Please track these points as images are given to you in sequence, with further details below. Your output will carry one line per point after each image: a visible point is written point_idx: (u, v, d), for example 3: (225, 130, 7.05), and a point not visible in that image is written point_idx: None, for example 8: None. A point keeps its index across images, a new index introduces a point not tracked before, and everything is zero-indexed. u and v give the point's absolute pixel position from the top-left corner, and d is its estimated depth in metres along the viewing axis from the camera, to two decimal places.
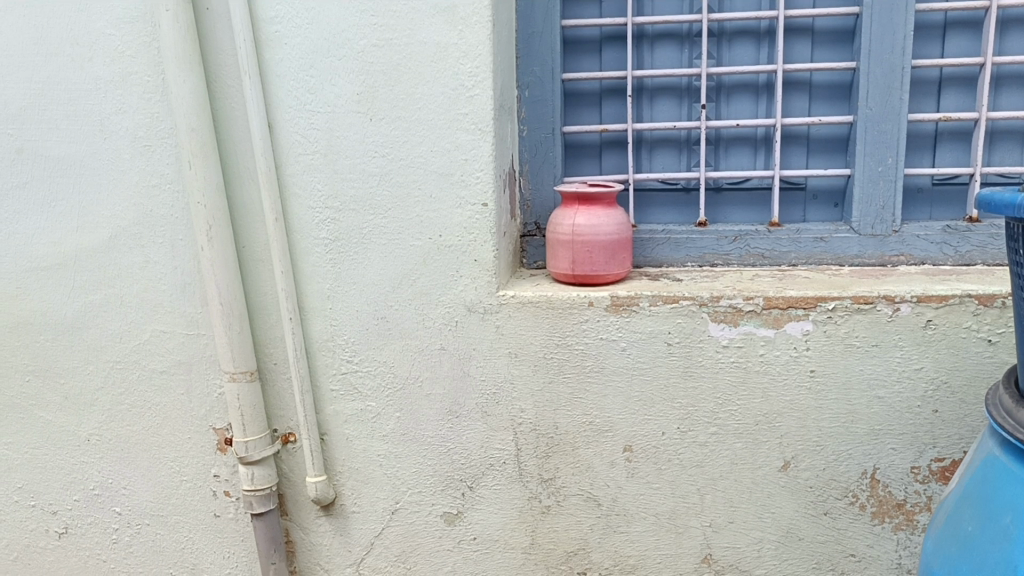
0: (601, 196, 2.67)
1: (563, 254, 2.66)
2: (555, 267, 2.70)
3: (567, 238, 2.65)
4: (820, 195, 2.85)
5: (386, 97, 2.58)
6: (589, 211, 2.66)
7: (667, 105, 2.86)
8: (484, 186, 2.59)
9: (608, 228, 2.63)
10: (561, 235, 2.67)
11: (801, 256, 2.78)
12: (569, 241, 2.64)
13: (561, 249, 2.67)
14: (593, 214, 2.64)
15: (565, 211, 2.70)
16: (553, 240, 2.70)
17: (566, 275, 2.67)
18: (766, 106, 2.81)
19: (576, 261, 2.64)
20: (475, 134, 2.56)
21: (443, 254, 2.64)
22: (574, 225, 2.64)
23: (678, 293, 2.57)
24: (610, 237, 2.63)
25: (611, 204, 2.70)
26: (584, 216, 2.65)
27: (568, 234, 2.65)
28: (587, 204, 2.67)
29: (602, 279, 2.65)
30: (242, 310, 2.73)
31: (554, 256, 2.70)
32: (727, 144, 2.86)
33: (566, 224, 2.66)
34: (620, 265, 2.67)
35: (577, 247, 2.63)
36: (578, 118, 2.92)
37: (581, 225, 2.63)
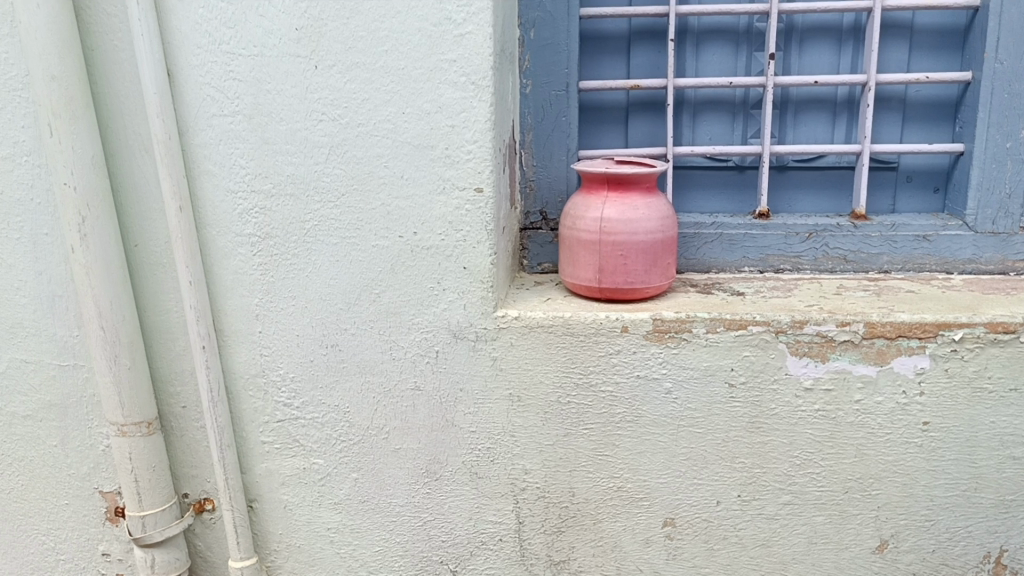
0: (640, 180, 1.92)
1: (588, 262, 1.92)
2: (573, 278, 1.97)
3: (594, 239, 1.90)
4: (915, 176, 2.17)
5: (339, 35, 1.80)
6: (623, 201, 1.90)
7: (718, 54, 2.13)
8: (478, 165, 1.83)
9: (648, 225, 1.89)
10: (584, 234, 1.92)
11: (896, 260, 2.09)
12: (594, 243, 1.90)
13: (584, 255, 1.93)
14: (630, 207, 1.89)
15: (587, 200, 1.94)
16: (571, 240, 1.95)
17: (588, 289, 1.94)
18: (852, 57, 2.10)
19: (604, 270, 1.91)
20: (465, 91, 1.80)
21: (420, 259, 1.89)
22: (603, 222, 1.89)
23: (745, 315, 1.86)
24: (651, 236, 1.89)
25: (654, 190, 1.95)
26: (615, 208, 1.89)
27: (594, 234, 1.90)
28: (620, 191, 1.92)
29: (639, 295, 1.92)
30: (134, 336, 1.93)
31: (572, 263, 1.96)
32: (797, 108, 2.14)
33: (591, 220, 1.91)
34: (665, 275, 1.94)
35: (606, 251, 1.89)
36: (599, 70, 2.16)
37: (614, 222, 1.88)
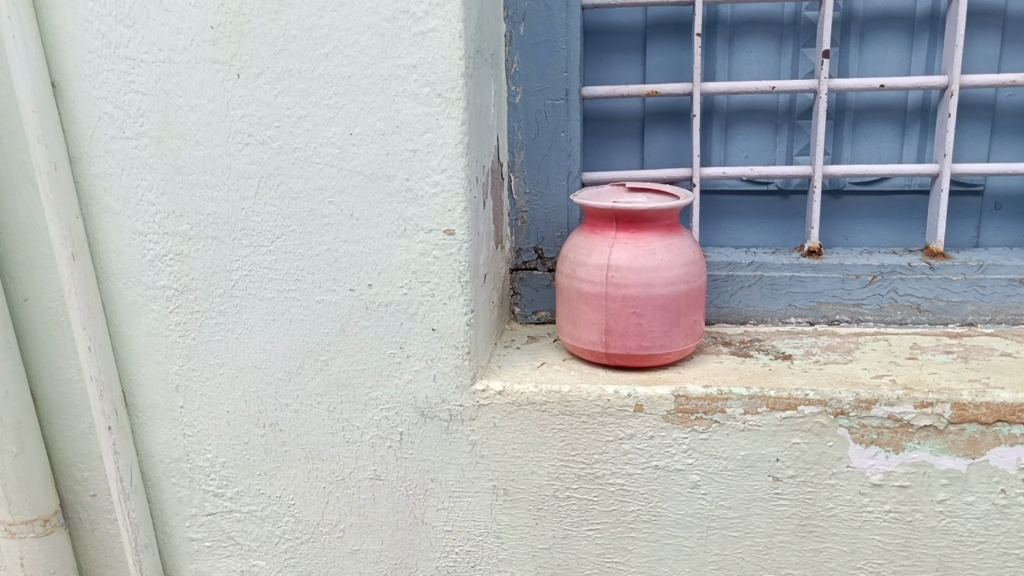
0: (658, 216, 1.49)
1: (591, 322, 1.50)
2: (573, 340, 1.55)
3: (599, 293, 1.48)
4: (1005, 205, 1.73)
5: (267, 34, 1.39)
6: (636, 243, 1.48)
7: (756, 50, 1.70)
8: (448, 200, 1.42)
9: (669, 273, 1.47)
10: (586, 286, 1.49)
11: (984, 310, 1.66)
12: (599, 297, 1.48)
13: (587, 312, 1.50)
14: (645, 251, 1.47)
15: (591, 241, 1.52)
16: (569, 292, 1.53)
17: (592, 354, 1.53)
18: (927, 53, 1.67)
19: (612, 331, 1.49)
20: (430, 105, 1.38)
21: (377, 319, 1.48)
22: (611, 271, 1.47)
23: (794, 391, 1.45)
24: (673, 288, 1.47)
25: (676, 228, 1.53)
26: (627, 253, 1.47)
27: (600, 286, 1.48)
28: (632, 230, 1.49)
29: (658, 362, 1.51)
30: (23, 415, 1.54)
31: (571, 321, 1.54)
32: (856, 117, 1.71)
33: (595, 269, 1.48)
34: (690, 338, 1.52)
35: (614, 307, 1.47)
36: (606, 72, 1.74)
37: (625, 270, 1.46)
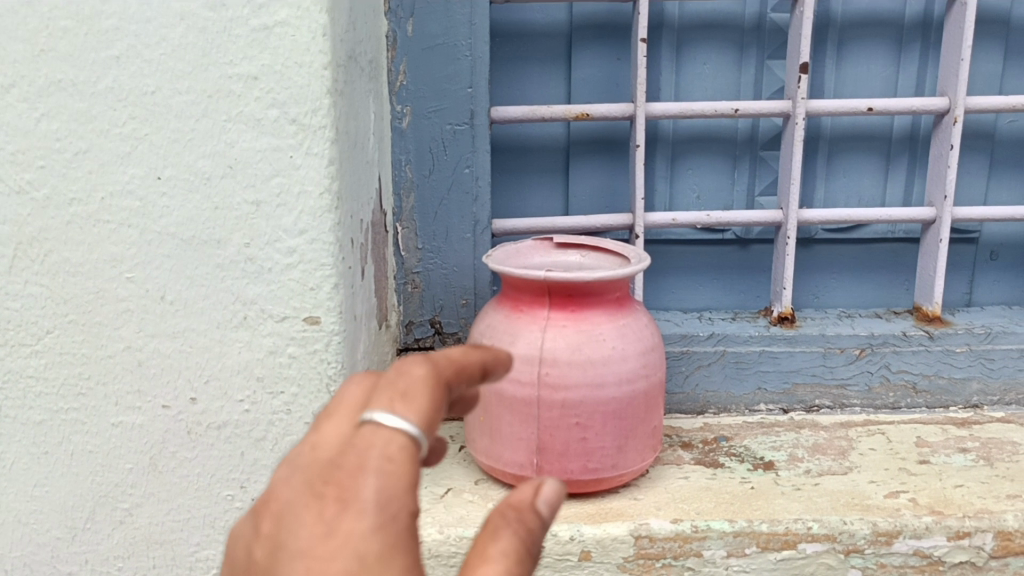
0: (605, 287, 1.08)
1: (517, 436, 1.08)
2: (490, 459, 1.11)
3: (528, 397, 1.06)
4: (1003, 253, 1.42)
5: (19, 26, 0.90)
6: (576, 325, 1.07)
7: (711, 61, 1.33)
8: (308, 275, 0.96)
9: (624, 367, 1.06)
10: (509, 388, 1.07)
11: (990, 389, 1.34)
12: (529, 403, 1.05)
13: (511, 424, 1.08)
14: (589, 338, 1.06)
15: (512, 324, 1.09)
16: (484, 396, 1.10)
17: (516, 478, 1.10)
18: (917, 69, 1.34)
19: (546, 450, 1.07)
20: (280, 136, 0.92)
21: (205, 450, 1.01)
22: (543, 367, 1.05)
23: (792, 522, 1.07)
24: (629, 387, 1.07)
25: (625, 300, 1.12)
26: (565, 342, 1.05)
27: (528, 388, 1.05)
28: (569, 307, 1.07)
29: (607, 486, 1.10)
30: None
31: (487, 434, 1.11)
32: (830, 149, 1.37)
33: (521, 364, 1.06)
34: (649, 450, 1.12)
35: (550, 418, 1.05)
36: (519, 88, 1.32)
37: (563, 367, 1.04)
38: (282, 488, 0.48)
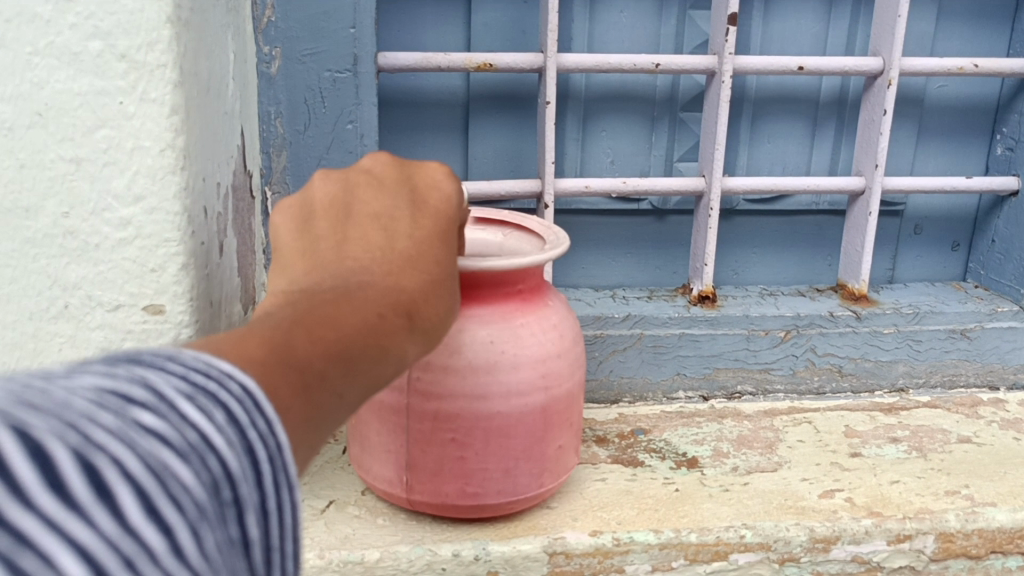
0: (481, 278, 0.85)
1: (377, 446, 0.90)
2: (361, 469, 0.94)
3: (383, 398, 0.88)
4: (926, 227, 1.35)
5: None
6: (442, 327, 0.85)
7: (628, 8, 1.18)
8: (148, 254, 0.77)
9: (514, 378, 0.85)
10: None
11: (916, 372, 1.26)
12: (398, 411, 0.87)
13: (372, 429, 0.90)
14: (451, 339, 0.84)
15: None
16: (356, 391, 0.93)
17: (387, 496, 0.93)
18: (848, 25, 1.23)
19: (416, 469, 0.89)
20: (104, 76, 0.72)
21: None
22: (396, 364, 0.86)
23: (724, 531, 0.95)
24: (518, 407, 0.86)
25: (521, 298, 0.89)
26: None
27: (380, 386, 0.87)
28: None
29: (493, 513, 0.91)
30: None
31: (355, 439, 0.94)
32: (755, 111, 1.25)
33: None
34: (540, 479, 0.91)
35: (420, 432, 0.87)
36: (410, 31, 1.14)
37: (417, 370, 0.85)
38: (276, 312, 0.48)
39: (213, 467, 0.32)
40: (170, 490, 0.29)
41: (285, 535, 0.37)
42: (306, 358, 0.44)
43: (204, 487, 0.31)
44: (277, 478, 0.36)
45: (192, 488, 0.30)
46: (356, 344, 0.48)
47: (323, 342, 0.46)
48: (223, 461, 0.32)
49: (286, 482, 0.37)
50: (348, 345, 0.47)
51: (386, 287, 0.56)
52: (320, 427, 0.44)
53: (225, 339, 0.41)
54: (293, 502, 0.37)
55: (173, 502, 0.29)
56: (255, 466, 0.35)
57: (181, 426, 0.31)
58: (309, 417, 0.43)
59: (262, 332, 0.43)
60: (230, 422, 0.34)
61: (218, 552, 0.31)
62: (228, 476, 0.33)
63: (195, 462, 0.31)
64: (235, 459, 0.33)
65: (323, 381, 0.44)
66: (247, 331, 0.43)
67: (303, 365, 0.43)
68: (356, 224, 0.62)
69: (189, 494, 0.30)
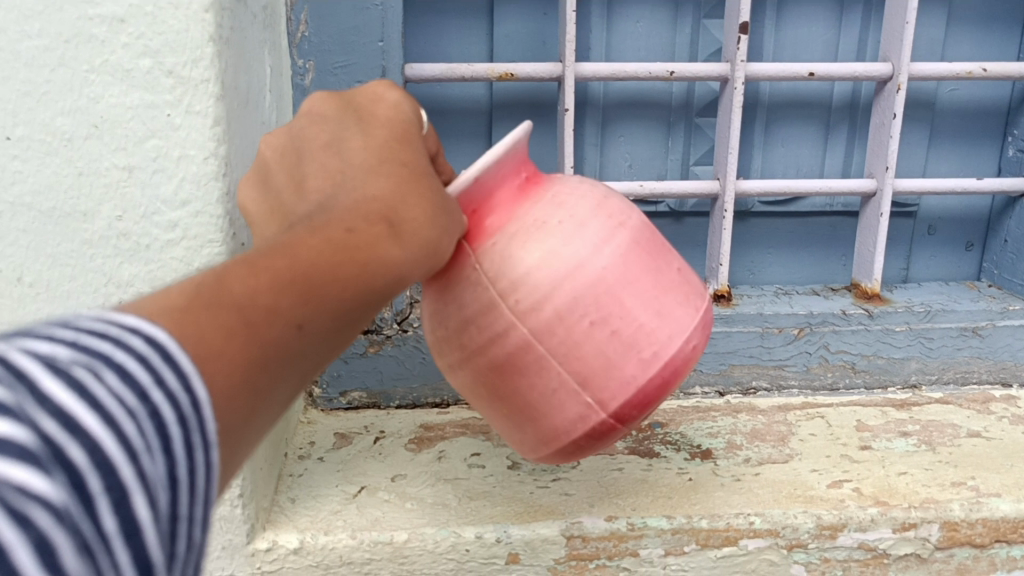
0: (483, 203, 0.74)
1: (509, 426, 0.78)
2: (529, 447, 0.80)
3: (475, 385, 0.77)
4: (940, 227, 1.38)
5: None
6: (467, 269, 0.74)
7: (644, 18, 1.24)
8: (193, 253, 0.83)
9: (598, 236, 0.73)
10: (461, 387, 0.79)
11: (929, 368, 1.29)
12: (522, 354, 0.73)
13: (496, 415, 0.78)
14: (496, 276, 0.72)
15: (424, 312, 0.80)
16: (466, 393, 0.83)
17: (586, 438, 0.74)
18: (859, 32, 1.27)
19: (586, 384, 0.72)
20: (154, 90, 0.79)
21: None
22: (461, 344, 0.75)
23: (734, 517, 0.99)
24: (616, 251, 0.73)
25: (534, 187, 0.77)
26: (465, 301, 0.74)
27: (468, 376, 0.76)
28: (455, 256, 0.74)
29: (683, 365, 0.75)
30: None
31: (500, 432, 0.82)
32: (769, 116, 1.29)
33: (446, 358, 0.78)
34: (691, 304, 0.76)
35: (549, 353, 0.72)
36: (437, 43, 1.20)
37: (488, 333, 0.73)
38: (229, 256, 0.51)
39: (71, 459, 0.31)
40: (8, 503, 0.28)
41: (195, 502, 0.36)
42: (247, 294, 0.45)
43: (62, 486, 0.30)
44: (179, 443, 0.36)
45: (53, 495, 0.29)
46: (314, 270, 0.49)
47: (270, 275, 0.47)
48: (87, 450, 0.31)
49: (185, 454, 0.36)
50: (303, 273, 0.49)
51: (345, 205, 0.56)
52: (269, 366, 0.46)
53: (147, 298, 0.41)
54: (208, 460, 0.37)
55: (16, 517, 0.28)
56: (140, 444, 0.33)
57: (33, 423, 0.30)
58: (253, 351, 0.44)
59: (195, 280, 0.44)
60: (118, 387, 0.33)
61: (86, 545, 0.30)
62: (97, 465, 0.31)
63: (50, 465, 0.30)
64: (108, 442, 0.32)
65: (272, 317, 0.46)
66: (176, 283, 0.44)
67: (242, 305, 0.44)
68: (312, 161, 0.64)
69: (40, 503, 0.28)
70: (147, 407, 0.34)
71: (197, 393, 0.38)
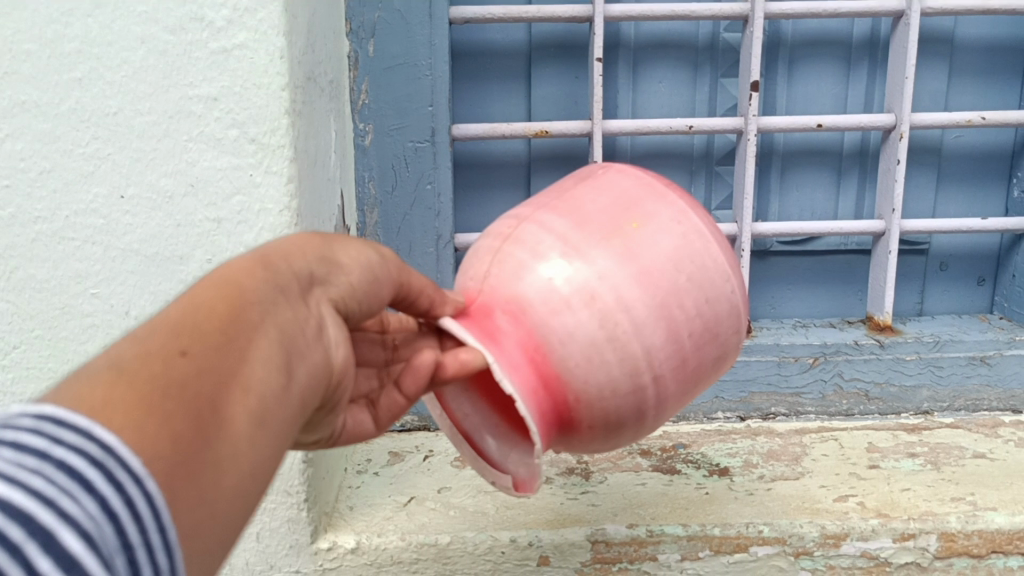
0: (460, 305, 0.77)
1: (655, 229, 0.75)
2: (697, 235, 0.77)
3: (606, 255, 0.74)
4: (952, 263, 1.47)
5: None
6: (489, 313, 0.75)
7: (666, 79, 1.38)
8: None
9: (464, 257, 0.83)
10: (632, 279, 0.73)
11: (940, 395, 1.38)
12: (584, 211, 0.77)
13: (655, 242, 0.75)
14: (512, 282, 0.75)
15: (583, 368, 0.73)
16: (674, 346, 0.74)
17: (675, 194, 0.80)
18: (866, 85, 1.39)
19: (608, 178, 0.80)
20: (239, 155, 0.95)
21: None
22: (561, 294, 0.73)
23: (745, 525, 1.10)
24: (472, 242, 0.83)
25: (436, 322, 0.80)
26: (530, 296, 0.74)
27: (591, 258, 0.74)
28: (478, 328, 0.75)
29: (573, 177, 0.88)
30: None
31: (705, 290, 0.76)
32: (784, 164, 1.41)
33: (611, 322, 0.72)
34: None
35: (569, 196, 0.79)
36: (481, 105, 1.36)
37: (565, 263, 0.74)
38: None
39: None
40: None
41: (145, 528, 0.43)
42: (111, 364, 0.49)
43: None
44: (100, 482, 0.41)
45: None
46: (173, 323, 0.53)
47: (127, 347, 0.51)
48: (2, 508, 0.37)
49: (112, 489, 0.42)
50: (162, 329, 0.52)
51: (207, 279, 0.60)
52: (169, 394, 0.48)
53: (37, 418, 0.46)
54: (145, 492, 0.43)
55: None
56: (55, 490, 0.39)
57: None
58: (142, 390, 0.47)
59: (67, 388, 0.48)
60: (16, 455, 0.40)
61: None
62: (12, 517, 0.37)
63: None
64: (19, 497, 0.38)
65: (142, 362, 0.49)
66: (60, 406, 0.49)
67: (109, 371, 0.48)
68: None
69: None
70: (52, 463, 0.40)
71: (102, 440, 0.43)
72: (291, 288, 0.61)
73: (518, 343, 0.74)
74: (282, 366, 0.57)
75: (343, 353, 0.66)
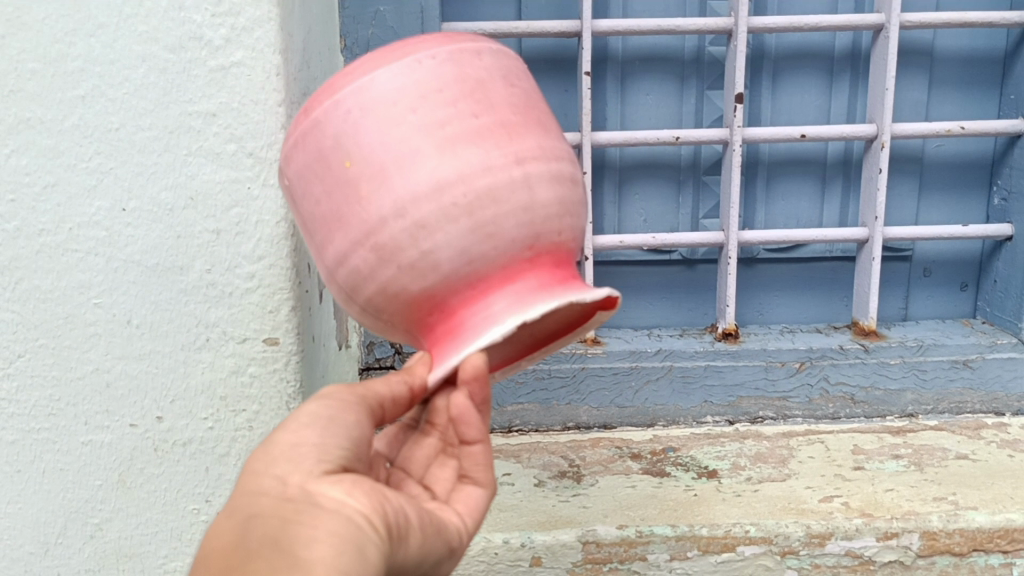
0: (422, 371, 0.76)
1: (370, 147, 0.68)
2: (361, 89, 0.69)
3: (378, 203, 0.68)
4: (935, 269, 1.50)
5: None
6: (431, 326, 0.74)
7: (653, 91, 1.41)
8: (267, 299, 1.02)
9: None
10: (416, 173, 0.67)
11: (924, 398, 1.41)
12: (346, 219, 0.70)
13: (379, 142, 0.68)
14: (398, 297, 0.71)
15: (494, 242, 0.69)
16: (489, 149, 0.68)
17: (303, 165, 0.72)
18: (848, 97, 1.42)
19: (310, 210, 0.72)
20: (237, 168, 0.99)
21: (169, 466, 1.08)
22: (413, 262, 0.69)
23: (732, 525, 1.13)
24: None
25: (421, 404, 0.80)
26: (411, 285, 0.70)
27: (382, 214, 0.68)
28: (438, 340, 0.75)
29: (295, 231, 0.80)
30: None
31: (432, 90, 0.68)
32: (770, 173, 1.45)
33: (466, 217, 0.67)
34: None
35: (327, 223, 0.71)
36: None
37: (388, 251, 0.69)
38: None
39: None
40: None
41: None
42: None
43: None
44: None
45: None
46: None
47: None
48: None
49: None
50: None
51: None
52: None
53: None
54: None
55: None
56: None
57: None
58: None
59: None
60: None
61: None
62: None
63: None
64: None
65: None
66: None
67: None
68: None
69: None
70: None
71: None
72: (267, 507, 0.66)
73: (482, 307, 0.71)
74: (284, 573, 0.62)
75: (358, 499, 0.67)
